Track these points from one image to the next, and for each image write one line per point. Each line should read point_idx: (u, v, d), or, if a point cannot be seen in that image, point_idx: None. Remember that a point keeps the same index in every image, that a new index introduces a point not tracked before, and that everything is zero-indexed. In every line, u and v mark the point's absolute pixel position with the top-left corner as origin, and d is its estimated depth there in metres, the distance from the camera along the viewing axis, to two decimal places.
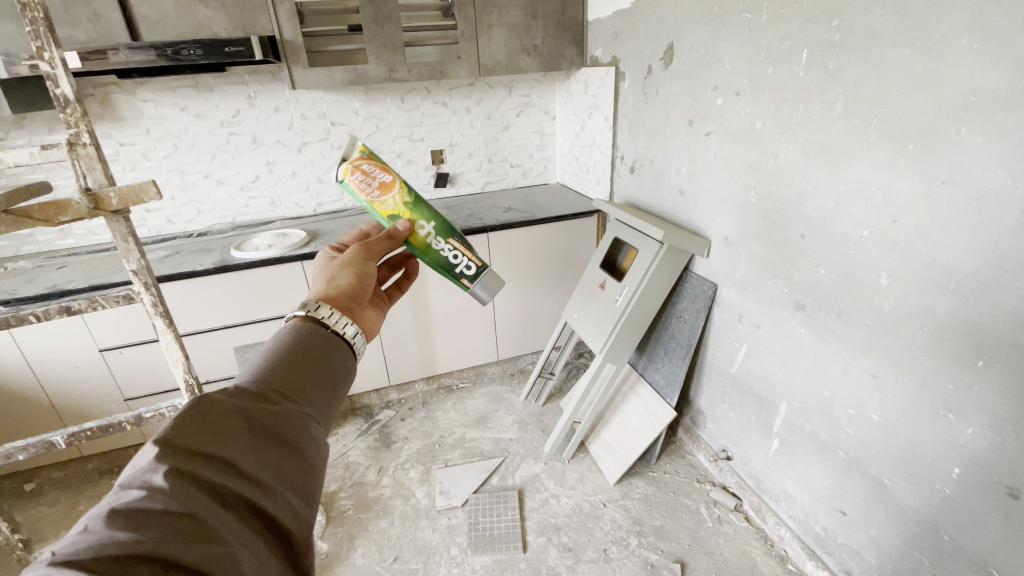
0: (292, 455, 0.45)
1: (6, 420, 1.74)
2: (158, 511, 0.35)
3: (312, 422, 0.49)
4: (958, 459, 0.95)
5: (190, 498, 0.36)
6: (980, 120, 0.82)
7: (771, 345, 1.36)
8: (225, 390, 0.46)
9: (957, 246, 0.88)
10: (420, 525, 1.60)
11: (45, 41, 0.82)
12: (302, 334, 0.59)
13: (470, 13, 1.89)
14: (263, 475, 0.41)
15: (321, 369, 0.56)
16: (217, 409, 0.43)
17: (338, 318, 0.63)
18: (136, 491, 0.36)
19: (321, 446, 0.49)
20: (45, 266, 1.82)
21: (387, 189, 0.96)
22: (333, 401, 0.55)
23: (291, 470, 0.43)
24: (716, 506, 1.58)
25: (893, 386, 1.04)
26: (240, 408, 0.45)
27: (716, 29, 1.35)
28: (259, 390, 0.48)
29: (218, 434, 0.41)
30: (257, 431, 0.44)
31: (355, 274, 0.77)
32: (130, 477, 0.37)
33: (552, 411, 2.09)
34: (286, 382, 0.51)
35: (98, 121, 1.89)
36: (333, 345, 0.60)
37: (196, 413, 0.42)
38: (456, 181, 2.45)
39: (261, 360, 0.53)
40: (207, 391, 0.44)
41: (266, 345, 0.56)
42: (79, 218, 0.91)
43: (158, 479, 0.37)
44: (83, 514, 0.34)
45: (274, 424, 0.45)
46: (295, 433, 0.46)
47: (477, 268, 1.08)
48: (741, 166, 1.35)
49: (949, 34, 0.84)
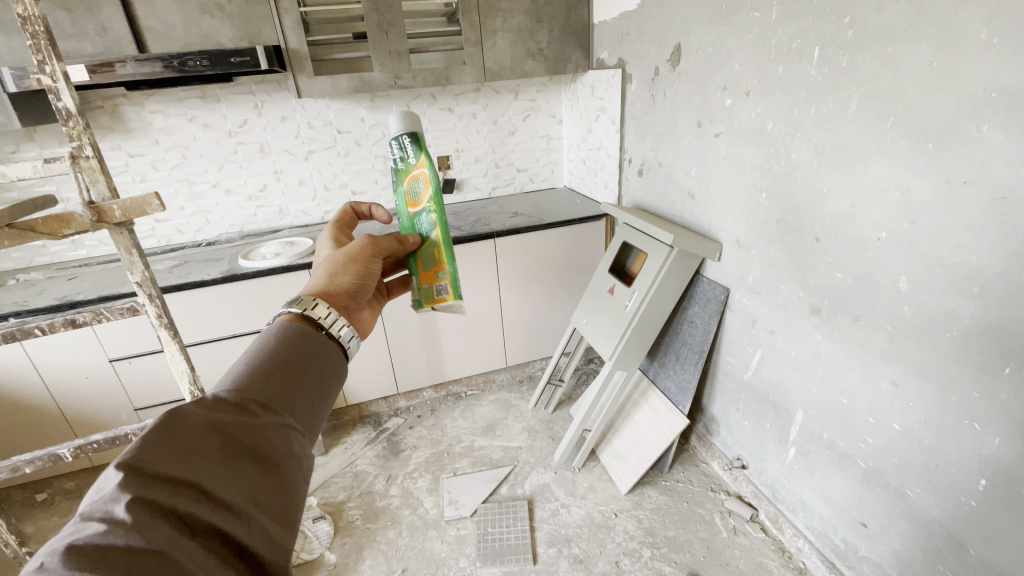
0: (270, 475, 0.43)
1: (20, 431, 1.76)
2: (120, 548, 0.33)
3: (293, 435, 0.48)
4: (984, 470, 0.91)
5: (156, 533, 0.35)
6: (1001, 117, 0.78)
7: (786, 351, 1.32)
8: (202, 401, 0.45)
9: (980, 249, 0.85)
10: (429, 536, 1.58)
11: (46, 54, 0.82)
12: (292, 336, 0.57)
13: (475, 18, 1.88)
14: (236, 498, 0.40)
15: (307, 376, 0.54)
16: (189, 425, 0.41)
17: (334, 319, 0.62)
18: (97, 524, 0.34)
19: (303, 460, 0.47)
20: (56, 278, 1.84)
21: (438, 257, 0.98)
22: (319, 409, 0.54)
23: (267, 491, 0.42)
24: (731, 516, 1.54)
25: (914, 394, 1.00)
26: (216, 423, 0.43)
27: (725, 29, 1.33)
28: (238, 400, 0.46)
29: (187, 454, 0.39)
30: (231, 449, 0.42)
31: (358, 272, 0.76)
32: (92, 506, 0.35)
33: (562, 418, 2.06)
34: (268, 391, 0.49)
35: (108, 133, 1.91)
36: (324, 347, 0.58)
37: (166, 432, 0.40)
38: (462, 187, 2.45)
39: (244, 365, 0.51)
40: (181, 404, 0.42)
41: (252, 347, 0.54)
42: (83, 231, 0.91)
43: (120, 511, 0.35)
44: (37, 551, 0.32)
45: (251, 439, 0.44)
46: (274, 450, 0.45)
47: (414, 139, 0.90)
48: (752, 168, 1.32)
49: (968, 29, 0.81)
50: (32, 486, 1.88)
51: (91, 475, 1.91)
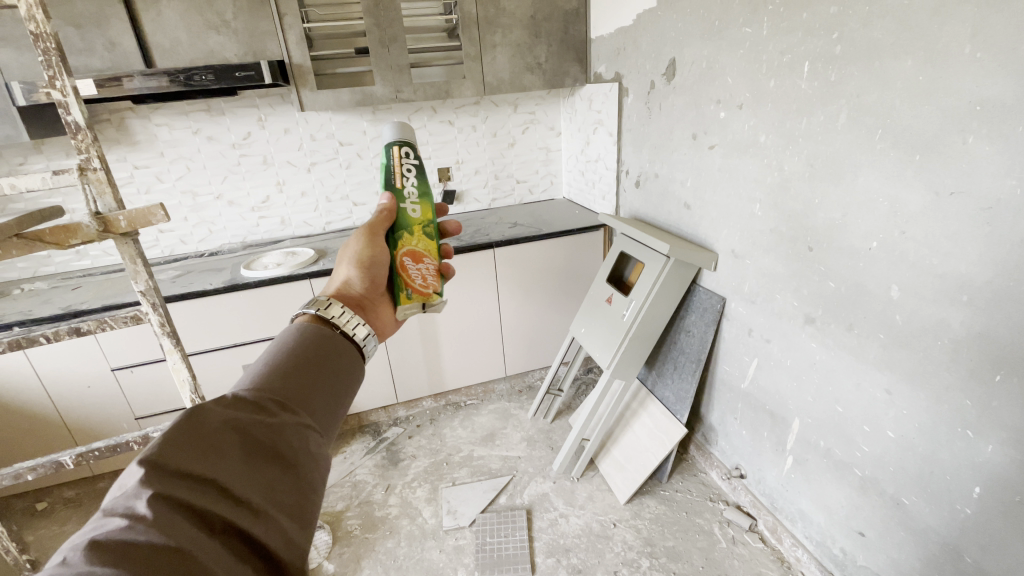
0: (287, 474, 0.44)
1: (21, 440, 1.77)
2: (140, 544, 0.34)
3: (311, 435, 0.49)
4: (979, 478, 0.91)
5: (176, 530, 0.36)
6: (987, 129, 0.80)
7: (782, 360, 1.33)
8: (222, 398, 0.47)
9: (968, 257, 0.86)
10: (427, 546, 1.58)
11: (58, 70, 0.84)
12: (310, 334, 0.60)
13: (474, 33, 1.92)
14: (254, 497, 0.41)
15: (323, 375, 0.56)
16: (209, 423, 0.43)
17: (348, 318, 0.65)
18: (119, 519, 0.35)
19: (321, 460, 0.48)
20: (60, 287, 1.86)
21: (422, 261, 0.90)
22: (335, 410, 0.55)
23: (285, 489, 0.43)
24: (730, 526, 1.54)
25: (908, 402, 1.01)
26: (234, 421, 0.44)
27: (717, 44, 1.36)
28: (256, 399, 0.48)
29: (207, 452, 0.41)
30: (249, 448, 0.43)
31: (363, 269, 0.83)
32: (114, 502, 0.36)
33: (561, 428, 2.06)
34: (285, 391, 0.51)
35: (114, 145, 1.94)
36: (340, 347, 0.60)
37: (187, 431, 0.42)
38: (462, 198, 2.48)
39: (262, 365, 0.53)
40: (202, 403, 0.44)
41: (271, 347, 0.57)
42: (89, 241, 0.92)
43: (141, 507, 0.36)
44: (61, 546, 0.34)
45: (270, 439, 0.45)
46: (292, 448, 0.46)
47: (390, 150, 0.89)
48: (746, 180, 1.34)
49: (951, 43, 0.83)
50: (32, 495, 1.89)
51: (91, 483, 1.92)
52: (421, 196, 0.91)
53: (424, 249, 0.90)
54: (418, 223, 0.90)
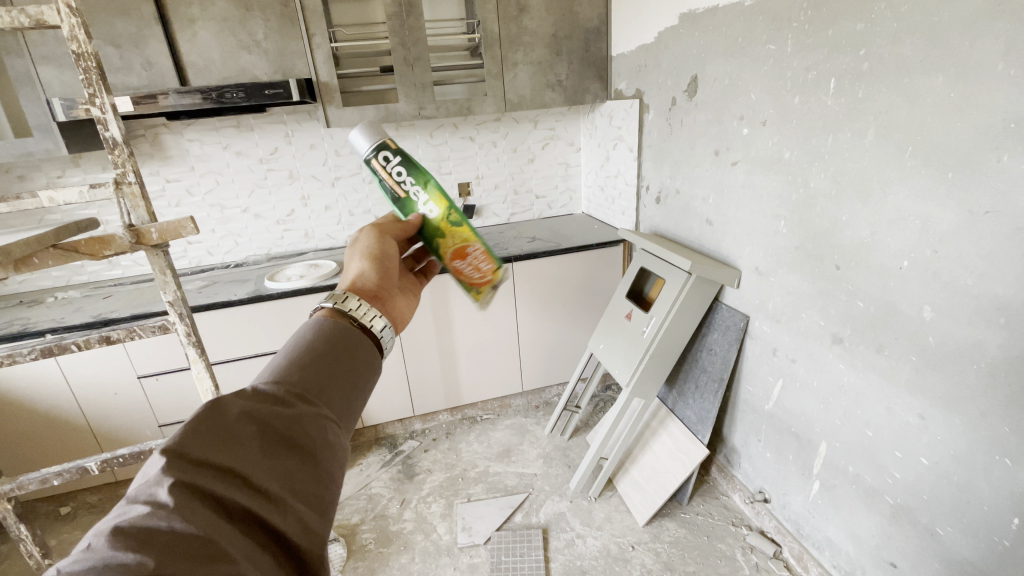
0: (305, 463, 0.44)
1: (50, 444, 1.82)
2: (163, 530, 0.35)
3: (330, 425, 0.48)
4: (1018, 509, 0.87)
5: (197, 516, 0.36)
6: (1022, 146, 0.78)
7: (808, 381, 1.29)
8: (243, 391, 0.46)
9: (1005, 278, 0.83)
10: (441, 563, 1.56)
11: (98, 88, 0.88)
12: (330, 327, 0.59)
13: (496, 52, 1.95)
14: (273, 486, 0.41)
15: (342, 366, 0.55)
16: (228, 414, 0.43)
17: (366, 310, 0.64)
18: (142, 506, 0.36)
19: (340, 450, 0.48)
20: (92, 296, 1.92)
21: (467, 256, 0.97)
22: (355, 401, 0.54)
23: (303, 478, 0.43)
24: (753, 552, 1.49)
25: (942, 428, 0.97)
26: (254, 412, 0.44)
27: (741, 61, 1.35)
28: (276, 391, 0.48)
29: (226, 441, 0.41)
30: (268, 438, 0.43)
31: (373, 260, 0.79)
32: (138, 489, 0.37)
33: (578, 445, 2.04)
34: (305, 382, 0.50)
35: (148, 160, 2.02)
36: (359, 340, 0.59)
37: (207, 420, 0.42)
38: (482, 213, 2.50)
39: (283, 357, 0.53)
40: (222, 394, 0.44)
41: (291, 340, 0.56)
42: (122, 252, 0.95)
43: (163, 494, 0.36)
44: (88, 531, 0.34)
45: (288, 428, 0.45)
46: (310, 438, 0.46)
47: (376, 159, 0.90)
48: (770, 196, 1.32)
49: (984, 60, 0.81)
50: (57, 499, 1.93)
51: (114, 489, 1.95)
52: (428, 192, 0.91)
53: (460, 242, 0.95)
54: (443, 221, 0.93)
